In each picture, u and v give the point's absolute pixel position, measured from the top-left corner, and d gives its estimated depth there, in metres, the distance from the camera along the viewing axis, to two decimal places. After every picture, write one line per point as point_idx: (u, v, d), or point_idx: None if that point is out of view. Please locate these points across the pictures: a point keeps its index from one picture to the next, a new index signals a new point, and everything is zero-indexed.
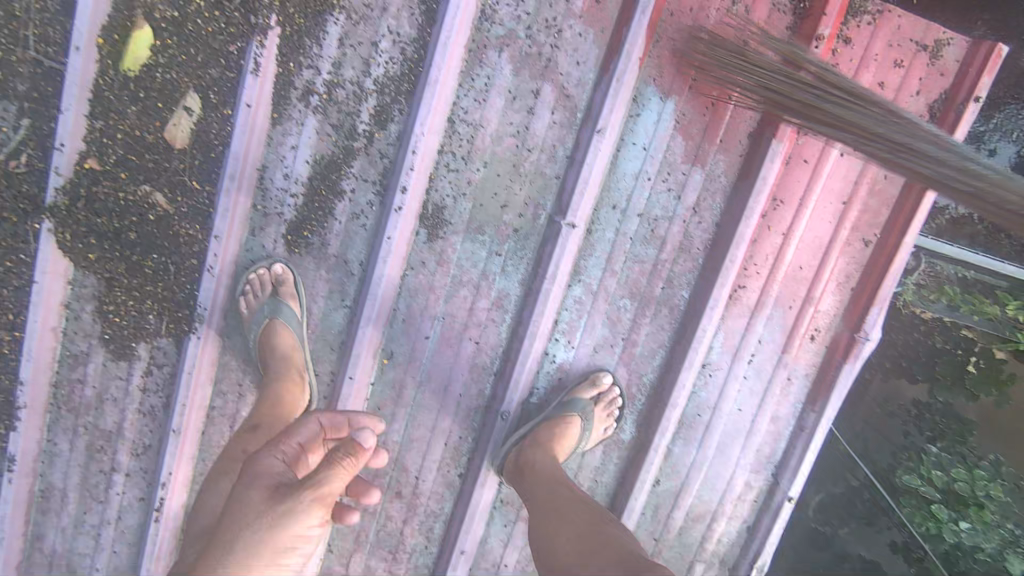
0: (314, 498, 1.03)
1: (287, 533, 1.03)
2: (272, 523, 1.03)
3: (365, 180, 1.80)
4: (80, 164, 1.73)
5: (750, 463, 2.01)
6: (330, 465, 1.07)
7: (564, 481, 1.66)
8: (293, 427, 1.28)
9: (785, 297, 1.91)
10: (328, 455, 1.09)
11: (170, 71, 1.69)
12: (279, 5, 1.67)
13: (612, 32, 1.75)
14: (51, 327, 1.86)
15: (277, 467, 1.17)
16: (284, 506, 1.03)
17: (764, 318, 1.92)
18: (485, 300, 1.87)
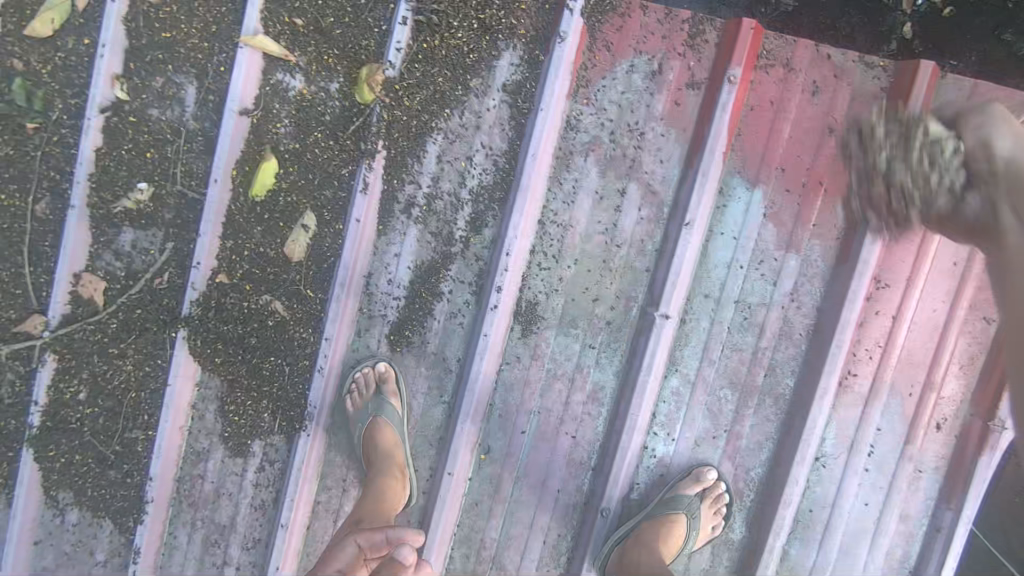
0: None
1: None
2: None
3: (462, 281, 1.91)
4: (212, 279, 1.95)
5: (882, 569, 1.86)
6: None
7: (670, 572, 1.60)
8: (336, 552, 1.45)
9: (901, 385, 1.82)
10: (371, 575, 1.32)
11: (290, 195, 1.90)
12: (386, 132, 1.85)
13: (694, 131, 1.82)
14: (179, 426, 2.02)
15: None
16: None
17: (880, 407, 1.82)
18: (581, 393, 1.88)
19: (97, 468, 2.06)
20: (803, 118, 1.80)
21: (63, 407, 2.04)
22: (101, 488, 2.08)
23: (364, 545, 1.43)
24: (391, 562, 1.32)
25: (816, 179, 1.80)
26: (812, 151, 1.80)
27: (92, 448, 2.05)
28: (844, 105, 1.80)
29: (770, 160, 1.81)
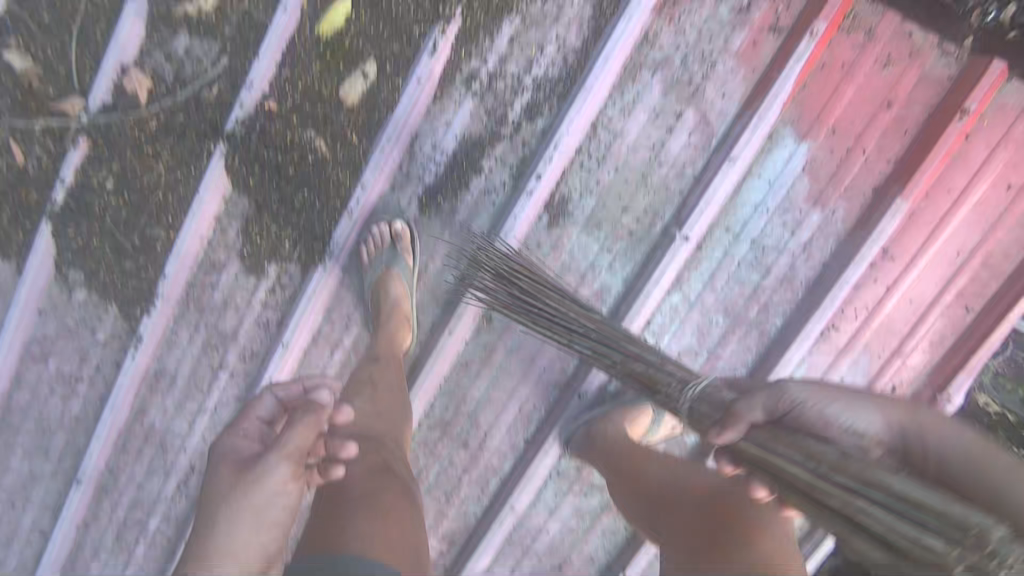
0: (280, 454, 1.36)
1: (258, 489, 1.32)
2: (241, 490, 1.33)
3: (503, 162, 2.03)
4: (263, 104, 2.00)
5: None
6: (296, 426, 1.40)
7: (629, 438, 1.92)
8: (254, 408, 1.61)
9: (874, 346, 2.08)
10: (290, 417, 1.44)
11: (357, 40, 1.94)
12: (467, 1, 1.90)
13: (762, 74, 1.95)
14: (201, 235, 2.11)
15: (238, 449, 1.45)
16: (257, 470, 1.35)
17: (850, 360, 2.09)
18: (587, 289, 2.07)
19: (113, 257, 2.16)
20: (868, 86, 1.94)
21: (87, 191, 2.10)
22: (113, 275, 2.18)
23: (281, 396, 1.61)
24: (310, 405, 1.49)
25: (861, 147, 1.97)
26: (864, 121, 1.95)
27: (110, 236, 2.14)
28: (908, 85, 1.94)
29: (824, 118, 1.96)
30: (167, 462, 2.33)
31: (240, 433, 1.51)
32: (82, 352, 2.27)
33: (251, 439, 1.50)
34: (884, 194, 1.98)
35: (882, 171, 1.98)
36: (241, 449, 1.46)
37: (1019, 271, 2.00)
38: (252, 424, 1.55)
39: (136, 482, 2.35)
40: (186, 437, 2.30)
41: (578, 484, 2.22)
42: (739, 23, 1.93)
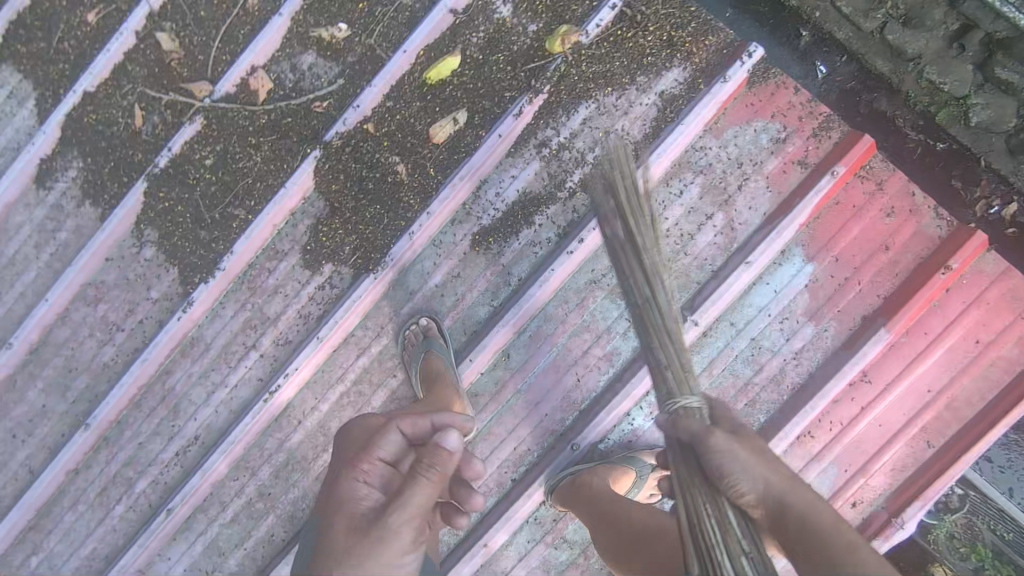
0: (406, 518, 1.25)
1: (393, 551, 1.22)
2: (368, 545, 1.21)
3: (553, 221, 2.24)
4: (361, 124, 2.29)
5: None
6: (419, 480, 1.28)
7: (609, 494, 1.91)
8: (377, 440, 1.45)
9: (843, 460, 2.15)
10: (418, 468, 1.30)
11: (456, 90, 2.25)
12: (556, 81, 2.21)
13: (785, 197, 2.14)
14: (274, 223, 2.34)
15: (360, 496, 1.32)
16: (382, 532, 1.23)
17: (819, 468, 2.15)
18: (600, 349, 2.22)
19: (190, 225, 2.37)
20: (871, 229, 2.12)
21: (186, 162, 2.36)
22: (183, 241, 2.38)
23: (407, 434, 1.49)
24: (432, 446, 1.34)
25: (857, 278, 2.12)
26: (864, 256, 2.12)
27: (195, 206, 2.36)
28: (907, 234, 2.11)
29: (830, 247, 2.13)
30: (174, 427, 2.37)
31: (360, 475, 1.37)
32: (132, 304, 2.42)
33: (373, 481, 1.36)
34: (870, 322, 2.11)
35: (872, 304, 2.12)
36: (364, 498, 1.32)
37: (980, 418, 2.09)
38: (375, 465, 1.39)
39: (138, 440, 2.38)
40: (201, 406, 2.37)
41: (552, 535, 2.25)
42: (774, 151, 2.14)
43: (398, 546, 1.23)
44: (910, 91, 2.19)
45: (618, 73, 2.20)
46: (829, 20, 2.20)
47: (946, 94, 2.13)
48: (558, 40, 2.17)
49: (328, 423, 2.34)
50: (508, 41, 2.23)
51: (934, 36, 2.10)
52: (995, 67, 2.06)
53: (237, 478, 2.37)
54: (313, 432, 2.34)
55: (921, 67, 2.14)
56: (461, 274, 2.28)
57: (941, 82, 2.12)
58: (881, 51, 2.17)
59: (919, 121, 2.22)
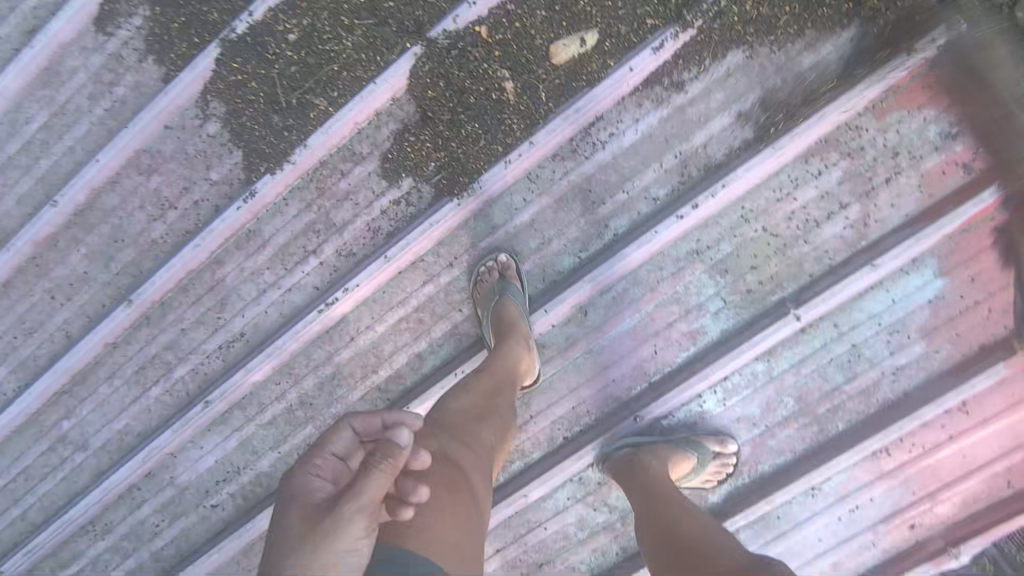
0: (358, 508, 1.09)
1: (340, 541, 1.07)
2: (317, 544, 1.06)
3: (667, 178, 2.00)
4: (474, 25, 1.99)
5: None
6: (372, 472, 1.11)
7: (669, 481, 1.81)
8: (330, 430, 1.30)
9: (913, 483, 2.04)
10: (368, 458, 1.13)
11: (590, 4, 1.93)
12: (711, 17, 1.88)
13: (937, 202, 1.91)
14: (356, 121, 2.09)
15: (313, 488, 1.19)
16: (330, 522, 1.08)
17: (885, 486, 2.05)
18: (685, 325, 2.04)
19: (264, 106, 2.12)
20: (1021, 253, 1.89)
21: (268, 32, 2.09)
22: (252, 122, 2.14)
23: (359, 428, 1.30)
24: (385, 443, 1.16)
25: (989, 304, 1.93)
26: (1003, 282, 1.91)
27: (271, 86, 2.11)
28: None
29: (968, 264, 1.92)
30: (220, 319, 2.27)
31: (314, 468, 1.23)
32: (188, 182, 2.23)
33: (331, 476, 1.23)
34: (987, 354, 1.95)
35: (996, 334, 1.94)
36: (316, 490, 1.18)
37: None
38: (336, 463, 1.26)
39: (180, 325, 2.29)
40: (251, 303, 2.25)
41: (593, 496, 2.18)
42: (939, 147, 1.89)
43: (350, 537, 1.08)
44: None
45: (783, 23, 1.88)
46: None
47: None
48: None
49: (381, 345, 2.21)
50: None
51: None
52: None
53: (280, 382, 2.28)
54: (365, 351, 2.22)
55: None
56: (553, 217, 2.06)
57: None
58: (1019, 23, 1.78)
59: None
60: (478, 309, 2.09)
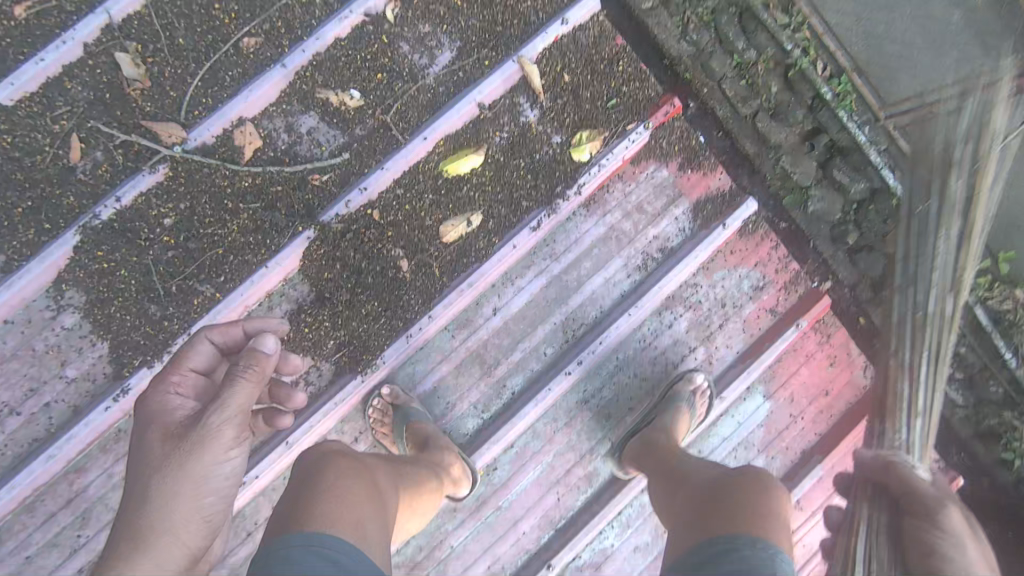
0: (224, 419, 1.35)
1: (200, 459, 1.33)
2: (179, 458, 1.31)
3: (553, 339, 2.25)
4: (366, 209, 2.09)
5: None
6: (236, 385, 1.37)
7: None
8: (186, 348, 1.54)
9: None
10: (233, 371, 1.39)
11: (473, 191, 2.16)
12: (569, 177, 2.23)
13: (757, 338, 2.40)
14: (247, 305, 2.04)
15: (174, 407, 1.42)
16: (197, 433, 1.33)
17: None
18: (582, 469, 2.29)
19: (137, 295, 1.97)
20: (814, 378, 2.46)
21: (139, 217, 1.97)
22: (121, 313, 1.97)
23: (218, 342, 1.57)
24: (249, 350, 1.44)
25: (802, 418, 2.45)
26: (809, 399, 2.45)
27: (145, 275, 1.97)
28: (842, 384, 2.46)
29: (784, 388, 2.44)
30: (80, 537, 1.98)
31: (174, 385, 1.47)
32: (35, 384, 1.96)
33: (187, 394, 1.46)
34: (808, 457, 2.44)
35: (811, 440, 2.45)
36: (177, 408, 1.42)
37: None
38: (190, 376, 1.50)
39: (26, 551, 1.96)
40: None
41: None
42: (753, 297, 2.40)
43: (214, 449, 1.34)
44: (767, 174, 2.38)
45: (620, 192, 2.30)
46: (713, 98, 2.33)
47: (796, 180, 2.36)
48: (585, 151, 2.22)
49: None
50: (530, 150, 2.20)
51: (793, 132, 2.36)
52: (833, 167, 2.36)
53: None
54: None
55: (779, 155, 2.36)
56: (455, 381, 2.20)
57: (792, 171, 2.36)
58: (751, 133, 2.34)
59: (769, 198, 2.39)
60: (390, 443, 2.13)
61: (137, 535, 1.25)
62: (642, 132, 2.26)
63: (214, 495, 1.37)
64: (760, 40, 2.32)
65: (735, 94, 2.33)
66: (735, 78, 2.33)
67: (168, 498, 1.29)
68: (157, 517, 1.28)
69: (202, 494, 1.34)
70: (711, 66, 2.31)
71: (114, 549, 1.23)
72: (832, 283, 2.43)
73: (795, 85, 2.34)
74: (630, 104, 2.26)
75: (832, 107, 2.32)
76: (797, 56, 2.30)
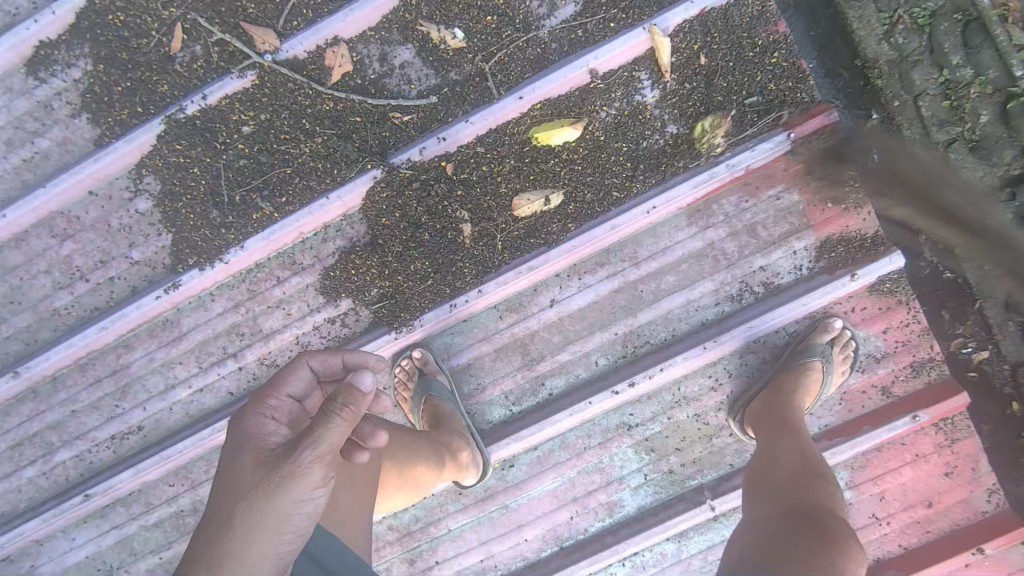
0: (317, 457, 1.13)
1: (285, 498, 1.12)
2: (267, 490, 1.12)
3: (608, 351, 1.99)
4: (440, 160, 1.91)
5: None
6: (332, 418, 1.15)
7: None
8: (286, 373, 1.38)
9: None
10: (326, 403, 1.17)
11: (561, 166, 1.90)
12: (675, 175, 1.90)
13: (853, 417, 2.00)
14: (302, 231, 1.98)
15: (268, 433, 1.24)
16: (285, 470, 1.12)
17: None
18: (604, 495, 2.05)
19: (204, 197, 1.97)
20: (919, 482, 2.00)
21: (219, 120, 1.94)
22: (187, 210, 1.98)
23: (317, 367, 1.44)
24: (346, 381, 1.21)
25: (887, 523, 2.02)
26: (902, 504, 2.01)
27: (214, 178, 1.95)
28: (951, 498, 1.99)
29: (875, 483, 2.01)
30: (117, 408, 2.09)
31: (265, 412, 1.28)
32: (105, 258, 2.05)
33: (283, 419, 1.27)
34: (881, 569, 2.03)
35: (890, 551, 2.03)
36: (270, 434, 1.24)
37: None
38: (285, 402, 1.32)
39: (71, 407, 2.10)
40: (155, 397, 2.08)
41: None
42: (864, 368, 1.97)
43: (302, 487, 1.13)
44: (942, 220, 1.92)
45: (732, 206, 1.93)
46: (903, 114, 1.86)
47: (977, 232, 1.91)
48: (708, 144, 1.85)
49: None
50: (638, 134, 1.88)
51: (992, 173, 1.87)
52: None
53: (174, 484, 2.13)
54: None
55: (963, 200, 1.90)
56: (490, 364, 2.02)
57: (977, 222, 1.91)
58: (937, 167, 1.89)
59: (936, 245, 1.94)
60: (409, 408, 2.06)
61: (211, 555, 1.08)
62: (782, 142, 1.85)
63: (295, 533, 1.16)
64: (984, 57, 1.80)
65: (932, 116, 1.85)
66: (938, 95, 1.83)
67: (249, 531, 1.11)
68: (243, 548, 1.10)
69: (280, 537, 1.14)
70: (911, 77, 1.83)
71: (189, 562, 1.08)
72: (988, 354, 1.96)
73: (1014, 119, 1.81)
74: (774, 105, 1.85)
75: None
76: None
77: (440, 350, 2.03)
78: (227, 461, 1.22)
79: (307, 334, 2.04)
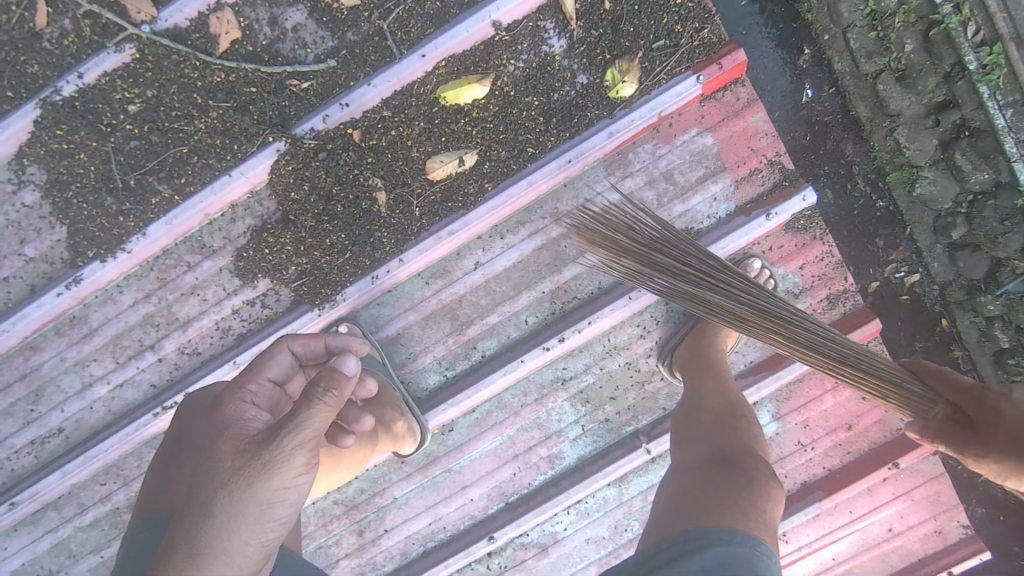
0: (298, 444, 1.12)
1: (268, 485, 1.10)
2: (251, 478, 1.09)
3: (538, 309, 1.99)
4: (345, 127, 1.82)
5: None
6: (316, 404, 1.14)
7: None
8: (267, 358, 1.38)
9: None
10: (310, 390, 1.15)
11: (472, 124, 1.84)
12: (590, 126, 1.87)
13: (778, 352, 2.06)
14: (208, 213, 1.87)
15: (248, 418, 1.21)
16: (269, 457, 1.11)
17: None
18: (544, 450, 2.09)
19: (96, 184, 1.84)
20: (840, 407, 2.09)
21: (102, 99, 1.80)
22: (79, 200, 1.85)
23: (298, 352, 1.46)
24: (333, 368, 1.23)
25: (813, 447, 2.12)
26: (826, 429, 2.10)
27: (104, 164, 1.82)
28: (870, 419, 2.10)
29: (800, 412, 2.10)
30: (33, 413, 2.00)
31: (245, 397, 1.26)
32: None
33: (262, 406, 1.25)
34: (808, 491, 2.15)
35: (817, 473, 2.14)
36: (252, 420, 1.21)
37: None
38: (263, 388, 1.31)
39: None
40: (73, 398, 2.00)
41: None
42: (786, 304, 2.02)
43: (286, 474, 1.12)
44: (875, 145, 1.98)
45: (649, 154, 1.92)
46: (833, 47, 1.93)
47: (906, 158, 1.95)
48: (625, 90, 1.81)
49: None
50: (549, 86, 1.83)
51: (918, 100, 1.89)
52: (957, 150, 1.89)
53: (106, 483, 2.07)
54: None
55: (894, 126, 1.94)
56: (421, 332, 2.00)
57: (905, 146, 1.94)
58: (867, 93, 1.94)
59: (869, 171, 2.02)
60: None
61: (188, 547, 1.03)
62: (694, 85, 1.82)
63: (276, 521, 1.14)
64: None
65: (859, 47, 1.90)
66: (865, 27, 1.88)
67: (230, 520, 1.07)
68: (221, 537, 1.06)
69: (261, 526, 1.11)
70: (840, 9, 1.87)
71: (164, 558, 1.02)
72: (920, 276, 2.06)
73: (936, 45, 1.82)
74: (682, 46, 1.82)
75: (974, 79, 1.80)
76: (948, 11, 1.77)
77: (369, 323, 1.99)
78: (203, 445, 1.18)
79: (228, 318, 1.97)
